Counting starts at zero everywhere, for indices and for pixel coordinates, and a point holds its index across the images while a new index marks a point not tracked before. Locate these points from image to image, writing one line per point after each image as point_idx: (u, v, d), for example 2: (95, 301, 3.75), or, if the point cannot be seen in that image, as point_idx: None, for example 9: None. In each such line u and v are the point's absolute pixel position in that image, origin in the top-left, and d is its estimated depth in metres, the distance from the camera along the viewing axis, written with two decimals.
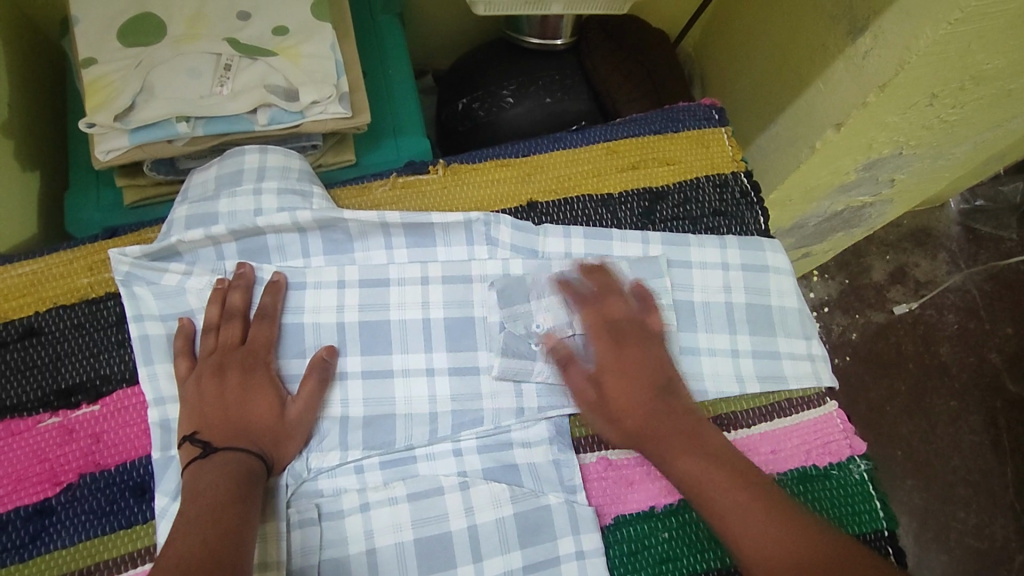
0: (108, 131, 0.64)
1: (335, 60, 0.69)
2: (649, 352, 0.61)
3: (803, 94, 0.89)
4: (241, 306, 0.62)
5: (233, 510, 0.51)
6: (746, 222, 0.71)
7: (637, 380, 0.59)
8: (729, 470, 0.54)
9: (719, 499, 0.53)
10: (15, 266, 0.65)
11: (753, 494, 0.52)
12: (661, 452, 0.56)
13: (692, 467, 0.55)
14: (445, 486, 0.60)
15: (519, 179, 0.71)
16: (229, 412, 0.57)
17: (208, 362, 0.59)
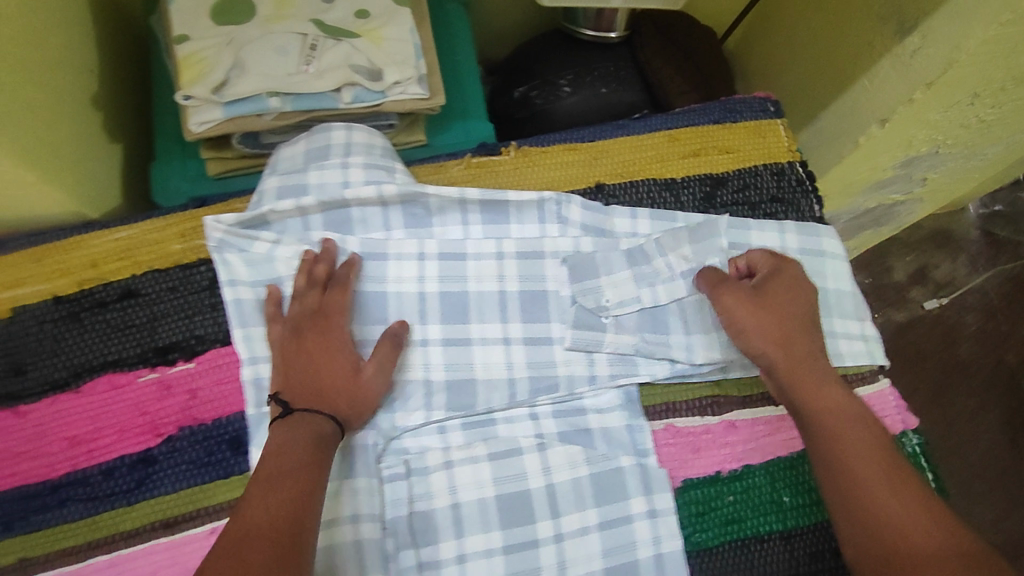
0: (202, 104, 0.66)
1: (414, 43, 0.71)
2: (796, 295, 0.64)
3: (847, 91, 0.92)
4: (320, 277, 0.64)
5: (307, 479, 0.53)
6: (801, 209, 0.75)
7: (790, 318, 0.63)
8: (863, 418, 0.58)
9: (851, 431, 0.57)
10: (110, 231, 0.69)
11: (868, 429, 0.57)
12: (801, 382, 0.60)
13: (828, 400, 0.59)
14: (524, 446, 0.63)
15: (587, 162, 0.74)
16: (309, 378, 0.59)
17: (288, 327, 0.62)
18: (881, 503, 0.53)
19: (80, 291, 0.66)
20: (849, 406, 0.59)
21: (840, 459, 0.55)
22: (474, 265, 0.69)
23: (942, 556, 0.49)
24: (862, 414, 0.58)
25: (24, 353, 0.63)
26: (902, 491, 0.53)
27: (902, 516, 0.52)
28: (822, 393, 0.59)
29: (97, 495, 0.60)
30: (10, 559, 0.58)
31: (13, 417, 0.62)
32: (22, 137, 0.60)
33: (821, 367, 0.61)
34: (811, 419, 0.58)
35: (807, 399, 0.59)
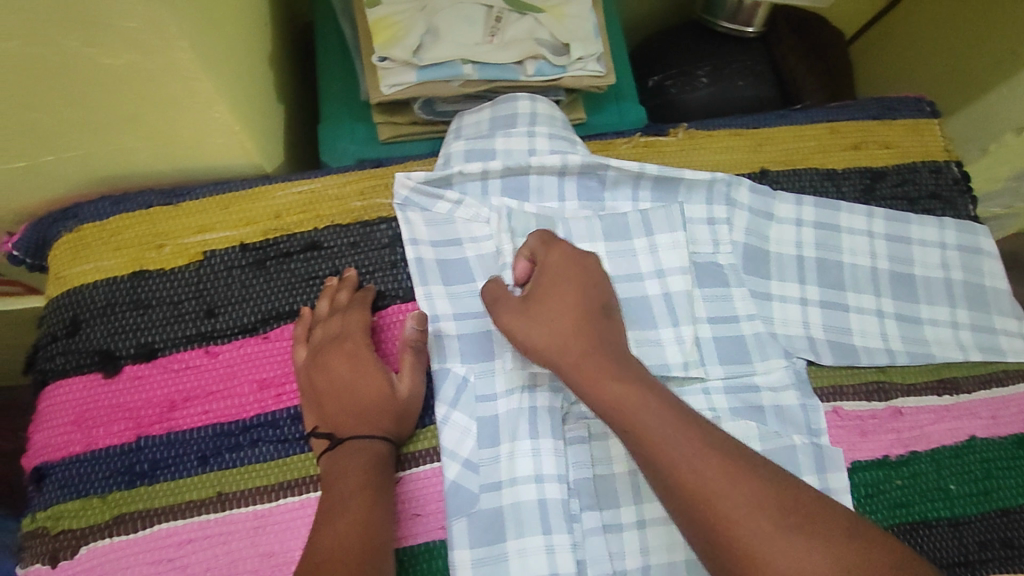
0: (397, 66, 0.69)
1: (592, 22, 0.73)
2: (565, 289, 0.57)
3: (982, 97, 0.89)
4: (347, 302, 0.64)
5: (376, 502, 0.54)
6: (959, 207, 0.76)
7: (561, 315, 0.56)
8: (669, 415, 0.50)
9: (671, 440, 0.49)
10: (291, 184, 0.70)
11: (699, 440, 0.49)
12: (585, 381, 0.53)
13: (607, 395, 0.52)
14: (700, 419, 0.64)
15: (752, 148, 0.76)
16: (342, 395, 0.59)
17: (314, 350, 0.61)
18: (740, 533, 0.45)
19: (265, 239, 0.67)
20: (650, 413, 0.50)
21: (688, 485, 0.47)
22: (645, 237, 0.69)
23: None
24: (685, 417, 0.51)
25: (215, 296, 0.65)
26: (772, 533, 0.45)
27: (760, 541, 0.45)
28: (638, 399, 0.51)
29: (287, 438, 0.61)
30: (207, 494, 0.58)
31: (205, 356, 0.63)
32: (230, 87, 0.63)
33: (626, 369, 0.53)
34: (641, 440, 0.50)
35: (635, 414, 0.51)
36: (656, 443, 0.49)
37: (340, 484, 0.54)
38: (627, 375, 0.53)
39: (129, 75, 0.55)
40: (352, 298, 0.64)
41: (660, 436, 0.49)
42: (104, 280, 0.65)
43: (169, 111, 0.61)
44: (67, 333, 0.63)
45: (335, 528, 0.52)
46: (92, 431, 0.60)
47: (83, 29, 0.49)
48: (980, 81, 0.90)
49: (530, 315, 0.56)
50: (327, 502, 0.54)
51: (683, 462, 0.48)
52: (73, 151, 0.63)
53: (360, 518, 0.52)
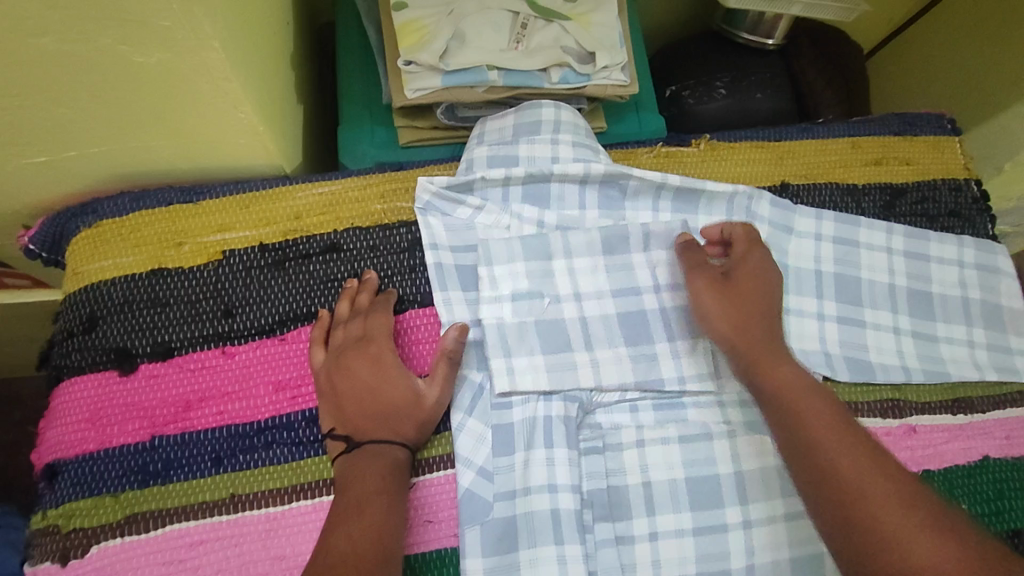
0: (423, 71, 0.69)
1: (618, 31, 0.73)
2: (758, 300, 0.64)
3: (996, 115, 0.88)
4: (368, 304, 0.64)
5: (391, 506, 0.54)
6: (977, 226, 0.76)
7: (754, 310, 0.63)
8: (844, 425, 0.55)
9: (832, 452, 0.53)
10: (312, 185, 0.70)
11: (851, 434, 0.54)
12: (758, 368, 0.60)
13: (778, 379, 0.59)
14: (714, 432, 0.65)
15: (773, 161, 0.75)
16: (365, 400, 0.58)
17: (336, 353, 0.61)
18: (895, 523, 0.49)
19: (285, 240, 0.67)
20: (818, 408, 0.56)
21: (839, 472, 0.52)
22: (663, 248, 0.69)
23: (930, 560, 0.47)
24: (838, 414, 0.56)
25: (233, 296, 0.65)
26: (894, 506, 0.50)
27: (888, 499, 0.50)
28: (805, 397, 0.57)
29: (302, 440, 0.61)
30: (221, 495, 0.58)
31: (222, 356, 0.63)
32: (257, 87, 0.63)
33: (791, 373, 0.59)
34: (800, 428, 0.55)
35: (802, 413, 0.56)
36: (814, 435, 0.54)
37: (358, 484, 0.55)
38: (798, 379, 0.58)
39: (160, 74, 0.55)
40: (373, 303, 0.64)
41: (820, 430, 0.54)
42: (123, 277, 0.64)
43: (195, 110, 0.60)
44: (83, 330, 0.63)
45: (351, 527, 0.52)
46: (107, 430, 0.60)
47: (120, 27, 0.49)
48: (995, 98, 0.89)
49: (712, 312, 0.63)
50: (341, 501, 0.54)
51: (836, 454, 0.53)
52: (94, 147, 0.63)
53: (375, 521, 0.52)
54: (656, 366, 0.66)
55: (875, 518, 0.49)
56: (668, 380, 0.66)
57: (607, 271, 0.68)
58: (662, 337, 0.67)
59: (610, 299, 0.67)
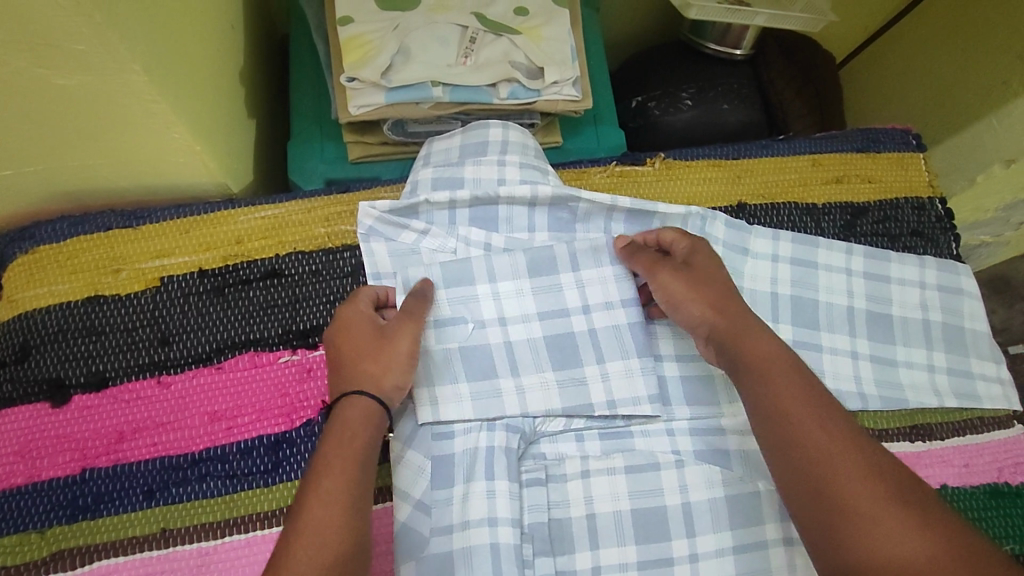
0: (366, 87, 0.66)
1: (570, 44, 0.71)
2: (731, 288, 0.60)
3: (971, 126, 0.85)
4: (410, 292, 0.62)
5: (359, 477, 0.51)
6: (940, 244, 0.74)
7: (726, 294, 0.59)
8: (819, 404, 0.51)
9: (807, 432, 0.49)
10: (255, 208, 0.69)
11: (831, 415, 0.50)
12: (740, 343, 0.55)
13: (754, 357, 0.54)
14: (661, 462, 0.63)
15: (730, 180, 0.74)
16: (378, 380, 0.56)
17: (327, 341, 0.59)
18: (867, 518, 0.45)
19: (225, 266, 0.66)
20: (796, 388, 0.51)
21: (811, 457, 0.48)
22: (595, 266, 0.67)
23: (906, 558, 0.44)
24: (818, 390, 0.51)
25: (169, 323, 0.63)
26: (876, 496, 0.46)
27: (861, 497, 0.46)
28: (780, 374, 0.53)
29: (237, 473, 0.59)
30: (151, 530, 0.57)
31: (157, 387, 0.61)
32: (192, 105, 0.59)
33: (770, 348, 0.55)
34: (772, 404, 0.51)
35: (776, 395, 0.51)
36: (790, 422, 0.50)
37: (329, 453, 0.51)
38: (777, 357, 0.54)
39: (82, 98, 0.51)
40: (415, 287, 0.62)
41: (797, 409, 0.50)
42: (58, 304, 0.63)
43: (125, 132, 0.57)
44: (15, 360, 0.62)
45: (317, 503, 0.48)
46: (36, 463, 0.59)
47: (32, 50, 0.45)
48: (966, 108, 0.86)
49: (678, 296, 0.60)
50: (314, 466, 0.51)
51: (812, 439, 0.49)
52: (20, 170, 0.59)
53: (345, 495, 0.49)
54: (584, 391, 0.65)
55: (846, 511, 0.46)
56: (596, 404, 0.64)
57: (533, 293, 0.67)
58: (592, 357, 0.65)
59: (536, 322, 0.66)
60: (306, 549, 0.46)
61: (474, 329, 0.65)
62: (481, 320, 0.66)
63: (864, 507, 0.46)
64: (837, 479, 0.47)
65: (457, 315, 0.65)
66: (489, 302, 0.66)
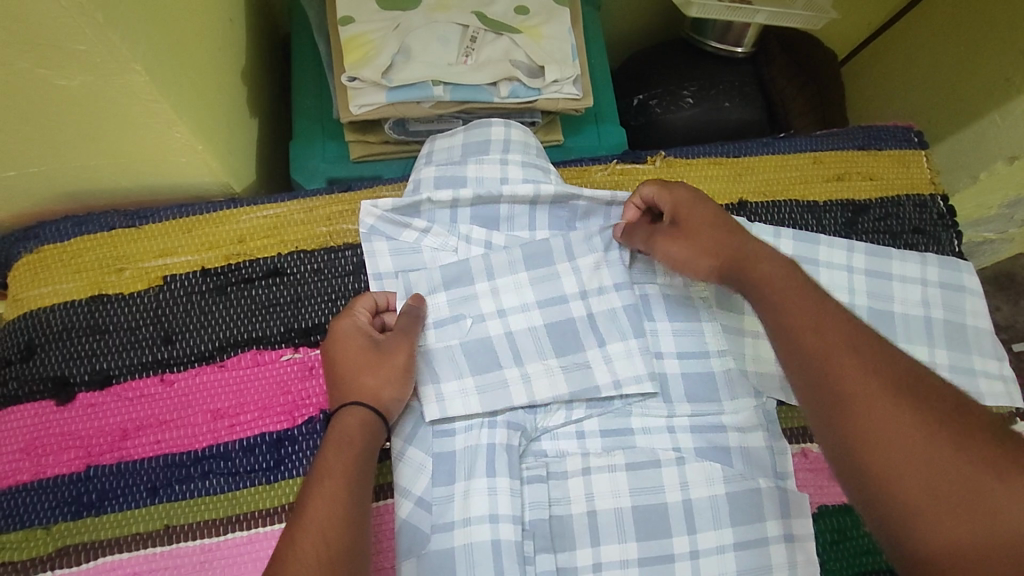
0: (367, 87, 0.66)
1: (571, 43, 0.71)
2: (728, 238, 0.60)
3: (974, 124, 0.85)
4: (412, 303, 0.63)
5: (359, 481, 0.52)
6: (942, 242, 0.74)
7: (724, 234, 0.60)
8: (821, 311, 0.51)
9: (806, 332, 0.50)
10: (257, 207, 0.69)
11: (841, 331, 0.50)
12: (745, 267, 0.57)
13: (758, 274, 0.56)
14: (662, 459, 0.63)
15: (731, 177, 0.74)
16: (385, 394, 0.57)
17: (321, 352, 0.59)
18: (865, 407, 0.45)
19: (227, 264, 0.66)
20: (807, 303, 0.52)
21: (814, 353, 0.49)
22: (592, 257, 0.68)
23: (941, 471, 0.41)
24: (822, 302, 0.52)
25: (173, 322, 0.64)
26: (884, 394, 0.45)
27: (860, 393, 0.46)
28: (781, 291, 0.54)
29: (239, 470, 0.60)
30: (154, 527, 0.57)
31: (161, 385, 0.62)
32: (194, 105, 0.59)
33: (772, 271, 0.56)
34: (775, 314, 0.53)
35: (783, 312, 0.53)
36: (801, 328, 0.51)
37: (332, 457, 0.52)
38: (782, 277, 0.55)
39: (84, 98, 0.52)
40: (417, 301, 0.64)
41: (796, 318, 0.51)
42: (62, 303, 0.64)
43: (127, 132, 0.57)
44: (20, 358, 0.62)
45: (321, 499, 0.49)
46: (41, 460, 0.59)
47: (34, 49, 0.46)
48: (969, 106, 0.85)
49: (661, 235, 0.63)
50: (314, 470, 0.52)
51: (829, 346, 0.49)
52: (23, 170, 0.59)
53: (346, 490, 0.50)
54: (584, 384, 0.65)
55: (851, 399, 0.46)
56: (602, 386, 0.64)
57: (532, 288, 0.67)
58: (593, 346, 0.66)
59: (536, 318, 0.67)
60: (308, 550, 0.46)
61: (475, 323, 0.66)
62: (482, 316, 0.66)
63: (867, 396, 0.45)
64: (833, 374, 0.47)
65: (457, 314, 0.66)
66: (490, 298, 0.67)
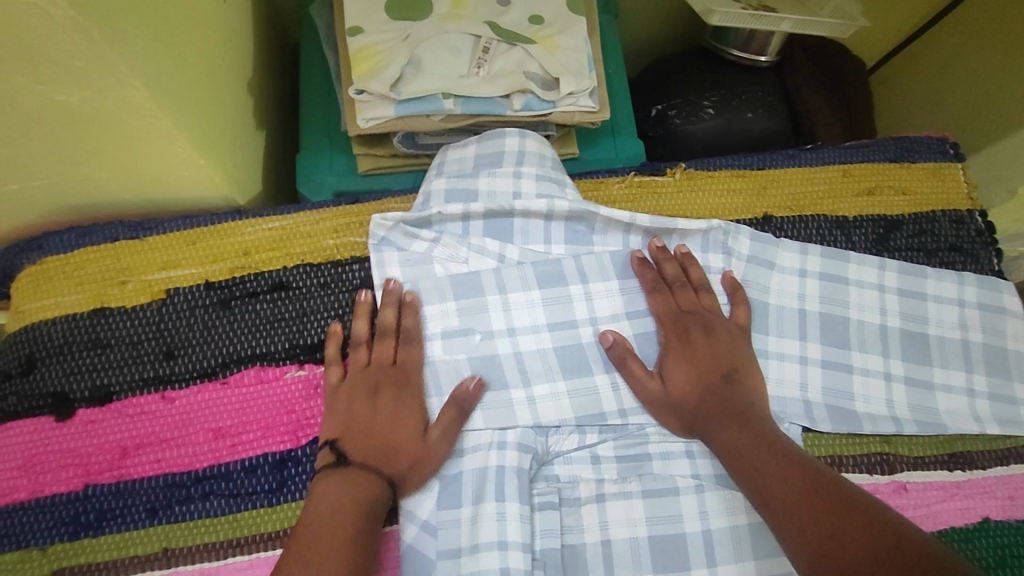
0: (375, 99, 0.64)
1: (587, 54, 0.68)
2: (740, 344, 0.62)
3: (1010, 137, 0.81)
4: (393, 325, 0.62)
5: (366, 520, 0.52)
6: (981, 261, 0.70)
7: (699, 337, 0.62)
8: (764, 438, 0.55)
9: (763, 469, 0.53)
10: (262, 219, 0.67)
11: (797, 475, 0.52)
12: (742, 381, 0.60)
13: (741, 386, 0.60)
14: (680, 487, 0.60)
15: (755, 191, 0.71)
16: (375, 427, 0.57)
17: (363, 376, 0.59)
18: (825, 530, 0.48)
19: (231, 278, 0.65)
20: (711, 422, 0.58)
21: (775, 498, 0.52)
22: (604, 280, 0.66)
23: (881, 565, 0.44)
24: (738, 414, 0.58)
25: (176, 337, 0.62)
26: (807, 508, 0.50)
27: (822, 523, 0.48)
28: (737, 421, 0.57)
29: (240, 492, 0.57)
30: (152, 550, 0.55)
31: (161, 402, 0.60)
32: (197, 118, 0.58)
33: (740, 394, 0.59)
34: (740, 451, 0.55)
35: (732, 445, 0.56)
36: (748, 462, 0.54)
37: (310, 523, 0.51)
38: (739, 404, 0.58)
39: (82, 113, 0.50)
40: (400, 323, 0.62)
41: (723, 431, 0.57)
42: (63, 316, 0.62)
43: (129, 147, 0.56)
44: (21, 372, 0.61)
45: (299, 565, 0.48)
46: (39, 478, 0.58)
47: (31, 67, 0.44)
48: (1009, 118, 0.81)
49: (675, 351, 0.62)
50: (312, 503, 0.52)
51: (787, 494, 0.51)
52: (25, 184, 0.58)
53: (339, 560, 0.49)
54: (595, 400, 0.63)
55: (798, 516, 0.50)
56: (608, 413, 0.63)
57: (543, 305, 0.65)
58: (601, 367, 0.64)
59: (546, 333, 0.65)
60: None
61: (482, 339, 0.64)
62: (491, 331, 0.64)
63: (838, 521, 0.48)
64: (790, 507, 0.50)
65: (466, 325, 0.64)
66: (501, 313, 0.65)
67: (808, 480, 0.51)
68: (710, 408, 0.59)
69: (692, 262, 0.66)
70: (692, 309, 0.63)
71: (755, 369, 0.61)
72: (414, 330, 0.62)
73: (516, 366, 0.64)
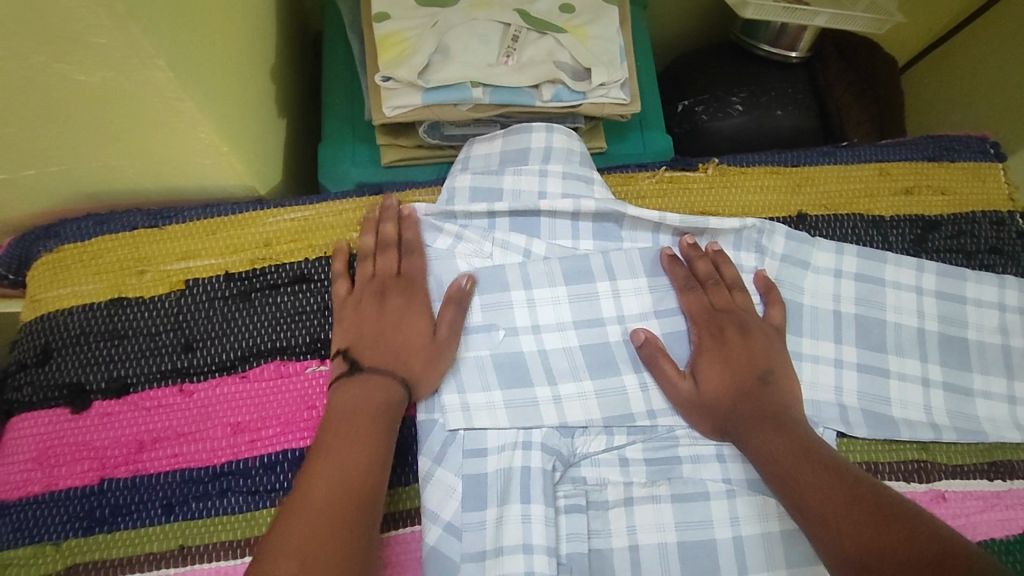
0: (401, 87, 0.63)
1: (618, 44, 0.66)
2: (774, 346, 0.60)
3: None
4: (395, 237, 0.63)
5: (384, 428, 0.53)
6: (1023, 264, 0.68)
7: (733, 337, 0.60)
8: (800, 444, 0.53)
9: (801, 476, 0.51)
10: (284, 210, 0.66)
11: (837, 482, 0.50)
12: (778, 384, 0.58)
13: (777, 389, 0.58)
14: (711, 492, 0.58)
15: (789, 189, 0.69)
16: (386, 335, 0.58)
17: (369, 287, 0.60)
18: (865, 540, 0.46)
19: (252, 269, 0.63)
20: (745, 426, 0.56)
21: (813, 506, 0.50)
22: (633, 278, 0.64)
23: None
24: (773, 419, 0.56)
25: (194, 328, 0.61)
26: (846, 518, 0.48)
27: (861, 533, 0.46)
28: (772, 426, 0.55)
29: (259, 489, 0.56)
30: (169, 546, 0.54)
31: (179, 395, 0.59)
32: (220, 103, 0.56)
33: (777, 398, 0.57)
34: (776, 457, 0.53)
35: (767, 451, 0.54)
36: (785, 470, 0.52)
37: (309, 480, 0.48)
38: (773, 407, 0.56)
39: (103, 94, 0.49)
40: (401, 235, 0.63)
41: (756, 436, 0.55)
42: (80, 306, 0.61)
43: (149, 132, 0.54)
44: (36, 362, 0.60)
45: (315, 482, 0.48)
46: (54, 471, 0.56)
47: (53, 44, 0.43)
48: None
49: (706, 351, 0.60)
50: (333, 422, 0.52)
51: (826, 501, 0.49)
52: (42, 169, 0.57)
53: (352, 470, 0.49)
54: (623, 400, 0.61)
55: (838, 525, 0.48)
56: (637, 414, 0.61)
57: (570, 302, 0.64)
58: (630, 367, 0.62)
59: (571, 331, 0.63)
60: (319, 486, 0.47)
61: (507, 335, 0.62)
62: (516, 327, 0.63)
63: (879, 532, 0.46)
64: (828, 517, 0.48)
65: (490, 321, 0.63)
66: (527, 309, 0.63)
67: (849, 488, 0.49)
68: (746, 412, 0.57)
69: (724, 261, 0.64)
70: (727, 308, 0.62)
71: (790, 372, 0.60)
72: (416, 242, 0.63)
73: (542, 364, 0.62)
